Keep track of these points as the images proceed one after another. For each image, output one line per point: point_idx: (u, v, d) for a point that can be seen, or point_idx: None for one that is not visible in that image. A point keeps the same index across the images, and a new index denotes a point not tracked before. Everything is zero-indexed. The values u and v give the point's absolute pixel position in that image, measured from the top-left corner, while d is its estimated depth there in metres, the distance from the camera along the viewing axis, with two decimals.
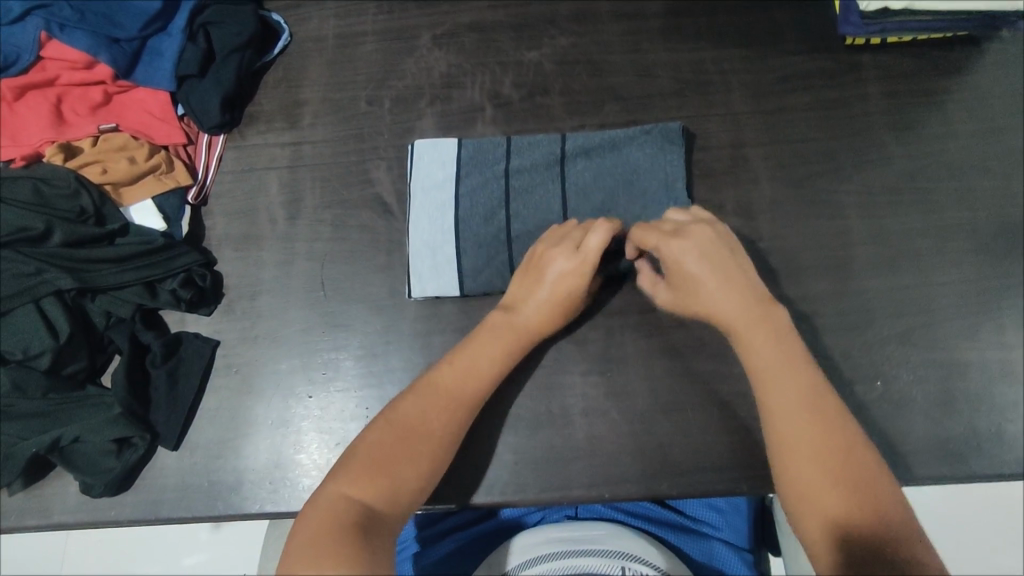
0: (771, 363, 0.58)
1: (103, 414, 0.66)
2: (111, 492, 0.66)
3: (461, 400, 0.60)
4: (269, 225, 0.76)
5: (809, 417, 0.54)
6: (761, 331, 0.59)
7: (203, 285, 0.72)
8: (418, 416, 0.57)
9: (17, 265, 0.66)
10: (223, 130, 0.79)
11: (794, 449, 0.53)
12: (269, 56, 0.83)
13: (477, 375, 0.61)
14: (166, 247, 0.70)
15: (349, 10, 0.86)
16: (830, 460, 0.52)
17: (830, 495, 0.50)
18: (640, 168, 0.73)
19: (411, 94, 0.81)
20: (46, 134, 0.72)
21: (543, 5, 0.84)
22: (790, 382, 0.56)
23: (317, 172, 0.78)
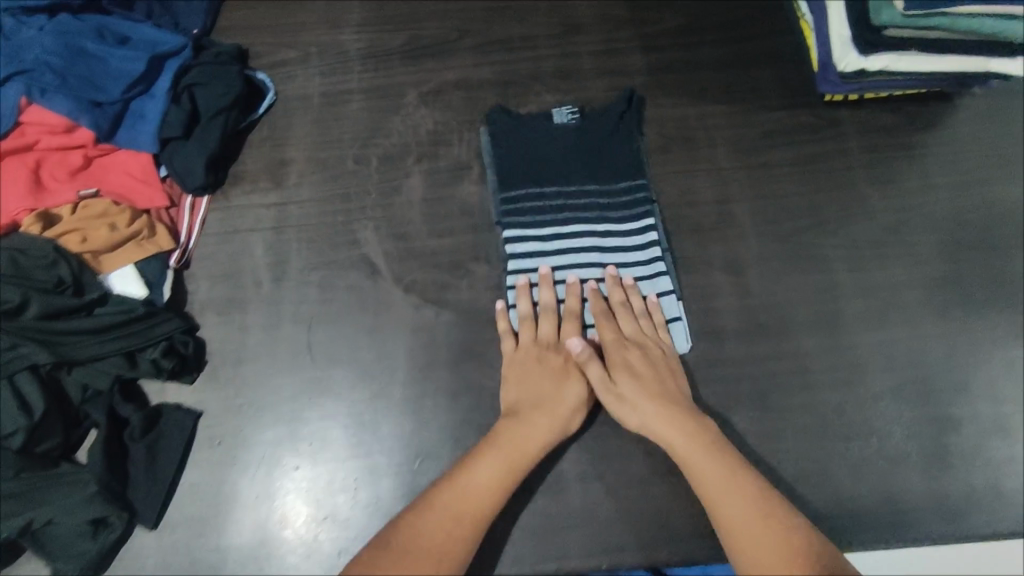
0: (712, 488, 0.59)
1: (79, 493, 0.63)
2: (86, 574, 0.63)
3: (505, 488, 0.61)
4: (255, 288, 0.75)
5: (741, 501, 0.58)
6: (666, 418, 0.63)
7: (185, 352, 0.70)
8: (435, 541, 0.56)
9: None
10: (207, 192, 0.78)
11: (752, 546, 0.55)
12: (254, 114, 0.83)
13: (497, 480, 0.60)
14: (148, 315, 0.69)
15: (334, 68, 0.86)
16: (773, 541, 0.55)
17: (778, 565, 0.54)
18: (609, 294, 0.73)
19: (398, 152, 0.81)
20: (23, 202, 0.71)
21: (528, 65, 0.86)
22: (741, 522, 0.57)
23: (304, 232, 0.77)
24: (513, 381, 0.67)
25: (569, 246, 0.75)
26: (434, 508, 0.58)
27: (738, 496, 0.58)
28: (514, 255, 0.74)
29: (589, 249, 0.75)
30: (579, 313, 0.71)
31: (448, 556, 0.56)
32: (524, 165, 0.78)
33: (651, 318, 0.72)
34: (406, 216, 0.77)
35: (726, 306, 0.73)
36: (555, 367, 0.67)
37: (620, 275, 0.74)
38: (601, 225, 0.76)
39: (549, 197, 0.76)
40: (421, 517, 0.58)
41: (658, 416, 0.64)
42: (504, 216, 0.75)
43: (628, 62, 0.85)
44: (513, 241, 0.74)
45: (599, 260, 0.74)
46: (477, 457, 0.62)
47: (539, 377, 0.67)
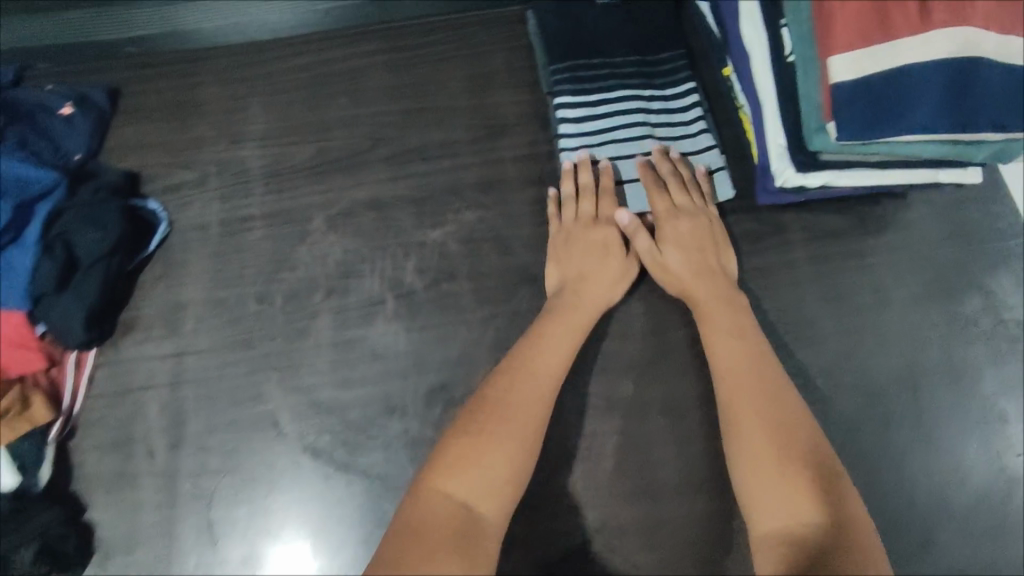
0: (738, 363, 0.63)
1: None
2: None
3: (544, 384, 0.63)
4: (147, 459, 0.68)
5: (774, 404, 0.61)
6: (720, 322, 0.66)
7: (65, 548, 0.63)
8: (509, 403, 0.61)
9: None
10: (93, 345, 0.71)
11: (773, 444, 0.58)
12: (146, 250, 0.76)
13: (557, 357, 0.65)
14: (16, 513, 0.62)
15: (236, 190, 0.79)
16: (780, 445, 0.58)
17: (781, 473, 0.57)
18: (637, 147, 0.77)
19: (304, 289, 0.73)
20: None
21: (446, 176, 0.79)
22: (750, 374, 0.63)
23: (202, 390, 0.70)
24: (558, 261, 0.71)
25: (614, 135, 0.78)
26: (488, 408, 0.61)
27: (755, 358, 0.64)
28: (562, 120, 0.78)
29: (634, 111, 0.79)
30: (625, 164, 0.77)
31: (525, 440, 0.60)
32: (567, 49, 0.80)
33: (694, 191, 0.74)
34: (313, 366, 0.70)
35: (661, 453, 0.69)
36: (595, 245, 0.71)
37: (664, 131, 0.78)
38: (652, 104, 0.79)
39: (591, 69, 0.80)
40: (495, 387, 0.62)
41: (691, 270, 0.69)
42: (553, 86, 0.79)
43: (554, 168, 0.79)
44: (562, 127, 0.78)
45: (646, 121, 0.79)
46: (547, 325, 0.67)
47: (586, 251, 0.71)
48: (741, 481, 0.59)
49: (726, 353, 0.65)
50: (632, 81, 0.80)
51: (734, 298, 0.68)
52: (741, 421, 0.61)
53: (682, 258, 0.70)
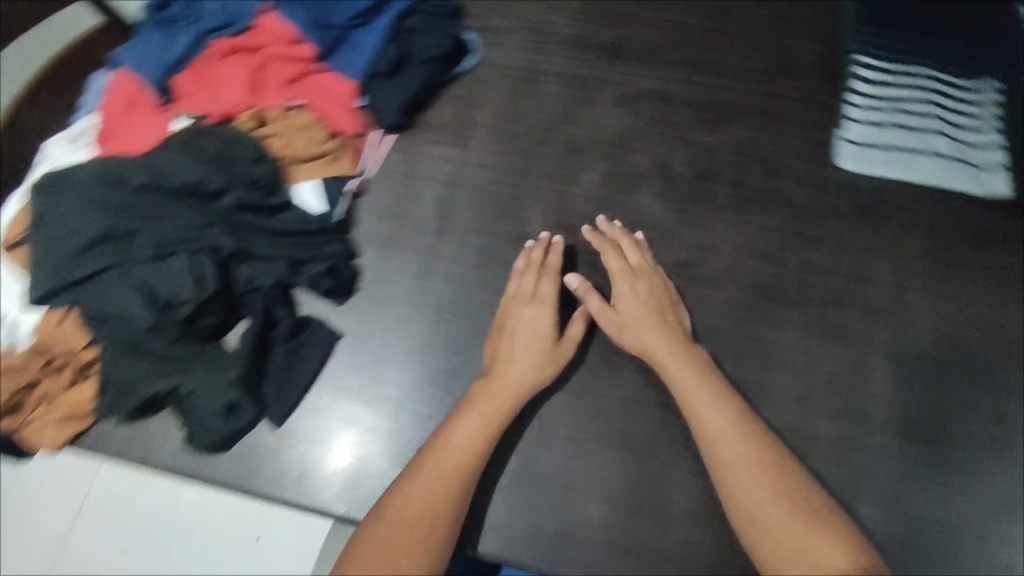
0: (725, 432, 0.64)
1: (222, 373, 0.68)
2: (214, 449, 0.69)
3: (471, 463, 0.64)
4: (416, 235, 0.78)
5: (763, 479, 0.61)
6: (709, 401, 0.66)
7: (343, 275, 0.74)
8: (409, 516, 0.60)
9: (188, 217, 0.69)
10: (397, 130, 0.82)
11: (776, 521, 0.59)
12: (456, 70, 0.85)
13: (482, 419, 0.66)
14: (319, 233, 0.74)
15: (541, 47, 0.87)
16: (787, 508, 0.59)
17: (793, 540, 0.58)
18: (921, 125, 0.80)
19: (582, 146, 0.82)
20: (243, 95, 0.74)
21: (731, 93, 0.84)
22: (739, 445, 0.63)
23: (475, 197, 0.79)
24: (498, 342, 0.71)
25: (901, 105, 0.81)
26: (427, 484, 0.62)
27: (722, 423, 0.64)
28: (857, 80, 0.82)
29: (930, 91, 0.81)
30: (901, 137, 0.80)
31: (422, 535, 0.60)
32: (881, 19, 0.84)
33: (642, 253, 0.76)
34: (574, 207, 0.79)
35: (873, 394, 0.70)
36: (535, 336, 0.70)
37: (952, 117, 0.80)
38: (947, 90, 0.81)
39: (899, 43, 0.83)
40: (437, 457, 0.63)
41: (651, 329, 0.70)
42: (858, 48, 0.83)
43: (836, 116, 0.82)
44: (854, 83, 0.82)
45: (938, 103, 0.81)
46: (463, 413, 0.66)
47: (528, 339, 0.70)
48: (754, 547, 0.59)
49: (717, 432, 0.64)
50: (936, 64, 0.82)
51: (713, 373, 0.68)
52: (739, 498, 0.61)
53: (665, 342, 0.69)
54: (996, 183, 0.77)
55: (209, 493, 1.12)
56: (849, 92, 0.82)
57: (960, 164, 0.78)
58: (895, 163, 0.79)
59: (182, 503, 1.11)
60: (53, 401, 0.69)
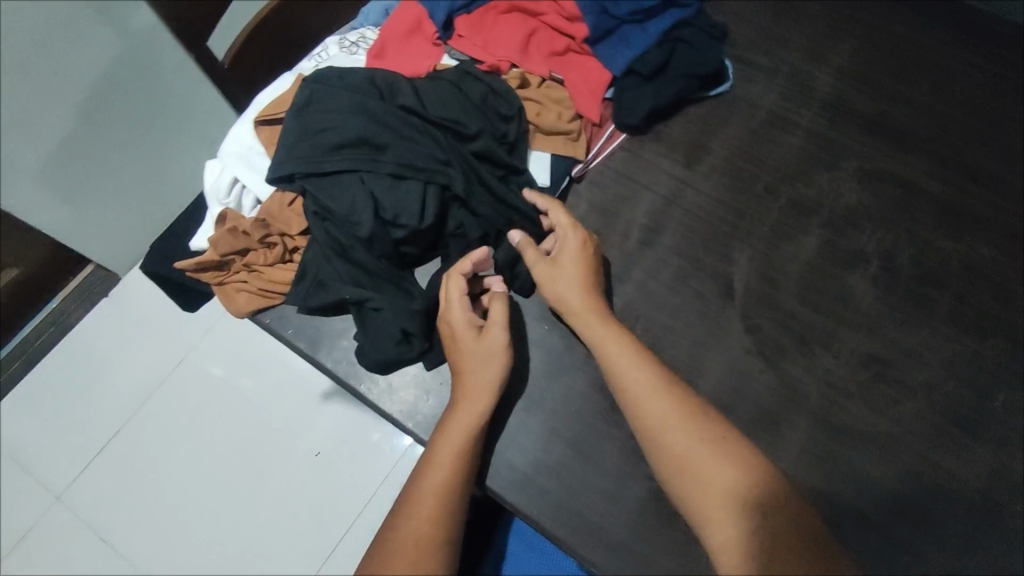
0: (641, 395, 0.63)
1: (411, 303, 0.71)
2: (376, 369, 0.70)
3: (455, 481, 0.62)
4: (620, 238, 0.77)
5: (686, 430, 0.61)
6: (626, 358, 0.65)
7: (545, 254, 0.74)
8: (414, 534, 0.60)
9: (434, 149, 0.70)
10: (630, 132, 0.81)
11: (693, 464, 0.59)
12: (706, 93, 0.84)
13: (463, 435, 0.64)
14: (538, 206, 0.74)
15: (793, 96, 0.85)
16: (687, 434, 0.60)
17: (708, 478, 0.58)
18: None
19: (808, 207, 0.79)
20: (513, 54, 0.77)
21: (982, 205, 0.79)
22: (664, 399, 0.62)
23: (688, 220, 0.78)
24: (465, 364, 0.67)
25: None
26: (422, 502, 0.61)
27: (641, 376, 0.64)
28: None
29: None
30: None
31: (430, 555, 0.59)
32: None
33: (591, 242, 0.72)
34: (784, 265, 0.76)
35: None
36: (483, 354, 0.67)
37: None
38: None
39: None
40: (426, 479, 0.62)
41: (591, 320, 0.68)
42: None
43: None
44: None
45: None
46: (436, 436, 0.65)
47: (482, 361, 0.67)
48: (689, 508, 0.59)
49: (636, 386, 0.63)
50: None
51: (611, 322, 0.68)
52: (662, 450, 0.61)
53: (579, 298, 0.68)
54: None
55: (295, 381, 1.27)
56: None
57: None
58: None
59: (270, 385, 1.27)
60: (256, 272, 0.74)
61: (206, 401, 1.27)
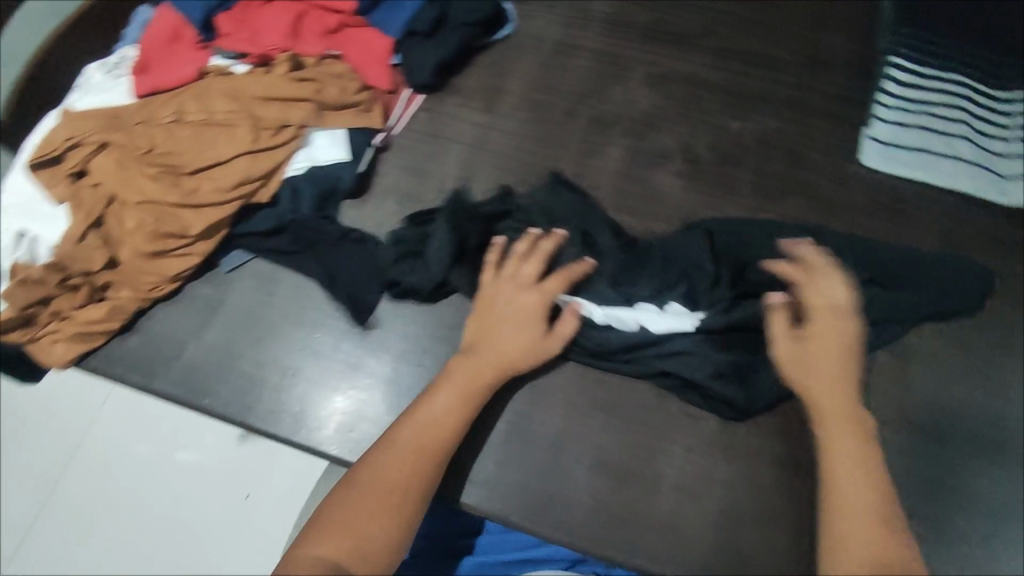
0: (825, 412, 0.63)
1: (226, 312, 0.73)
2: (201, 382, 0.71)
3: (428, 446, 0.62)
4: (437, 194, 0.79)
5: (841, 417, 0.63)
6: (837, 363, 0.65)
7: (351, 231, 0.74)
8: (380, 489, 0.59)
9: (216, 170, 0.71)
10: (426, 92, 0.82)
11: (861, 462, 0.60)
12: (491, 38, 0.85)
13: (457, 402, 0.64)
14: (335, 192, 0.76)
15: (575, 23, 0.88)
16: (847, 414, 0.63)
17: (855, 464, 0.60)
18: (940, 131, 0.81)
19: (608, 120, 0.82)
20: (280, 39, 0.76)
21: (761, 83, 0.84)
22: (840, 403, 0.63)
23: (497, 160, 0.80)
24: (500, 322, 0.68)
25: (927, 107, 0.82)
26: (410, 459, 0.61)
27: (832, 400, 0.63)
28: (888, 80, 0.83)
29: (955, 100, 0.82)
30: (920, 143, 0.81)
31: (392, 509, 0.59)
32: (924, 21, 0.84)
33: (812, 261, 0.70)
34: (595, 180, 0.79)
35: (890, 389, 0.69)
36: (541, 335, 0.68)
37: (971, 129, 0.81)
38: (977, 95, 0.82)
39: (930, 48, 0.83)
40: (410, 431, 0.62)
41: (831, 371, 0.64)
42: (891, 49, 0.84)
43: (861, 117, 0.83)
44: (883, 84, 0.82)
45: (961, 116, 0.82)
46: (436, 391, 0.65)
47: (519, 325, 0.68)
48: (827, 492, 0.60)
49: (824, 405, 0.63)
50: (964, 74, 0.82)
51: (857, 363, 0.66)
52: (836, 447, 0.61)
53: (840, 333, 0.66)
54: (1006, 195, 0.79)
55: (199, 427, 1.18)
56: (879, 91, 0.83)
57: (974, 174, 0.79)
58: (917, 167, 0.80)
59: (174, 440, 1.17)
60: (67, 317, 0.71)
61: (105, 480, 1.15)
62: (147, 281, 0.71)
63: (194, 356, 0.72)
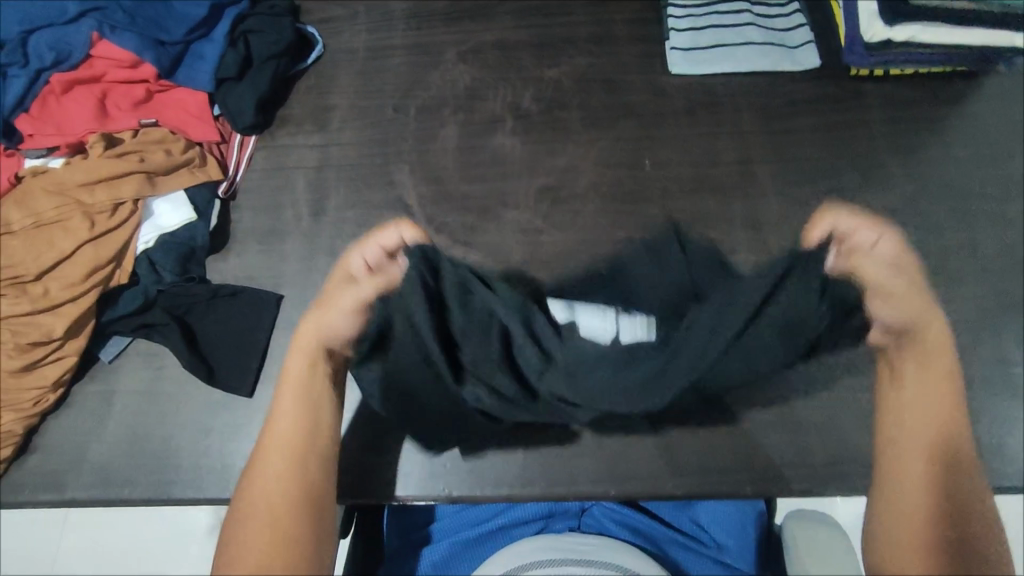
0: (904, 411, 0.67)
1: (119, 400, 0.72)
2: (112, 474, 0.69)
3: (307, 408, 0.65)
4: (294, 222, 0.80)
5: (932, 416, 0.66)
6: (942, 379, 0.68)
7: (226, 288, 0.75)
8: (272, 466, 0.61)
9: (63, 269, 0.71)
10: (255, 131, 0.83)
11: (929, 461, 0.63)
12: (303, 65, 0.88)
13: (305, 387, 0.67)
14: (194, 250, 0.75)
15: (379, 25, 0.90)
16: (925, 419, 0.66)
17: (919, 462, 0.63)
18: (730, 19, 0.86)
19: (435, 105, 0.85)
20: (90, 124, 0.76)
21: (564, 27, 0.89)
22: (926, 405, 0.66)
23: (343, 173, 0.82)
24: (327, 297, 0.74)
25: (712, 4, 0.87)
26: (282, 432, 0.63)
27: (944, 403, 0.67)
28: None
29: None
30: (716, 33, 0.86)
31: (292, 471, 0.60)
32: None
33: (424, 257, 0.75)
34: (440, 162, 0.82)
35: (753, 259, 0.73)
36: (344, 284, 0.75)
37: (757, 9, 0.87)
38: None
39: None
40: (282, 412, 0.65)
41: (908, 294, 0.72)
42: None
43: (660, 29, 0.88)
44: None
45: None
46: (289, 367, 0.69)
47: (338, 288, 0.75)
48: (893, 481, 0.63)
49: (912, 405, 0.67)
50: None
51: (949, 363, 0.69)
52: (907, 443, 0.65)
53: (916, 298, 0.72)
54: (806, 56, 0.84)
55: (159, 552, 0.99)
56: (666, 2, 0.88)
57: (773, 46, 0.85)
58: (722, 57, 0.84)
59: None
60: None
61: None
62: (28, 397, 0.69)
63: (101, 454, 0.70)
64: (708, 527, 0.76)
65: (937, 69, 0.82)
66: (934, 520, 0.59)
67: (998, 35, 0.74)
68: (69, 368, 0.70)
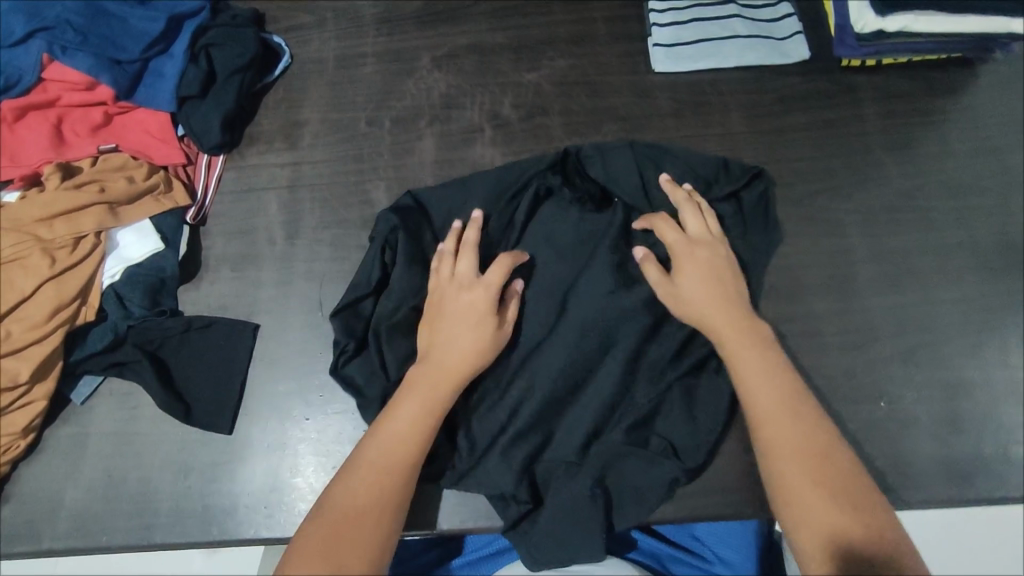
0: (754, 396, 0.59)
1: (93, 442, 0.69)
2: (90, 521, 0.67)
3: (400, 466, 0.58)
4: (269, 246, 0.76)
5: (777, 390, 0.59)
6: (755, 346, 0.61)
7: (199, 320, 0.72)
8: (345, 514, 0.55)
9: (25, 309, 0.67)
10: (223, 151, 0.79)
11: (805, 448, 0.56)
12: (270, 77, 0.83)
13: (408, 440, 0.58)
14: (164, 282, 0.72)
15: (349, 32, 0.86)
16: (784, 394, 0.59)
17: (795, 451, 0.56)
18: (717, 12, 0.82)
19: (410, 115, 0.81)
20: (46, 154, 0.72)
21: (543, 27, 0.85)
22: (770, 383, 0.59)
23: (317, 192, 0.79)
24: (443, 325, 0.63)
25: None
26: (359, 475, 0.57)
27: (763, 369, 0.60)
28: None
29: None
30: (702, 29, 0.82)
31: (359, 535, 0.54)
32: None
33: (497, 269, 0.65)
34: (418, 176, 0.79)
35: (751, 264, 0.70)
36: (469, 314, 0.63)
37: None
38: None
39: None
40: (372, 452, 0.58)
41: (711, 307, 0.63)
42: None
43: (643, 26, 0.84)
44: None
45: None
46: (399, 405, 0.60)
47: (461, 317, 0.63)
48: (779, 487, 0.56)
49: (755, 385, 0.60)
50: None
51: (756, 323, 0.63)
52: (766, 435, 0.58)
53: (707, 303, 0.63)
54: (797, 49, 0.80)
55: None
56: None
57: (763, 40, 0.81)
58: (708, 54, 0.81)
59: None
60: None
61: None
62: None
63: (77, 501, 0.67)
64: (708, 541, 0.74)
65: (931, 58, 0.79)
66: (841, 516, 0.52)
67: (997, 22, 0.71)
68: (39, 413, 0.67)
